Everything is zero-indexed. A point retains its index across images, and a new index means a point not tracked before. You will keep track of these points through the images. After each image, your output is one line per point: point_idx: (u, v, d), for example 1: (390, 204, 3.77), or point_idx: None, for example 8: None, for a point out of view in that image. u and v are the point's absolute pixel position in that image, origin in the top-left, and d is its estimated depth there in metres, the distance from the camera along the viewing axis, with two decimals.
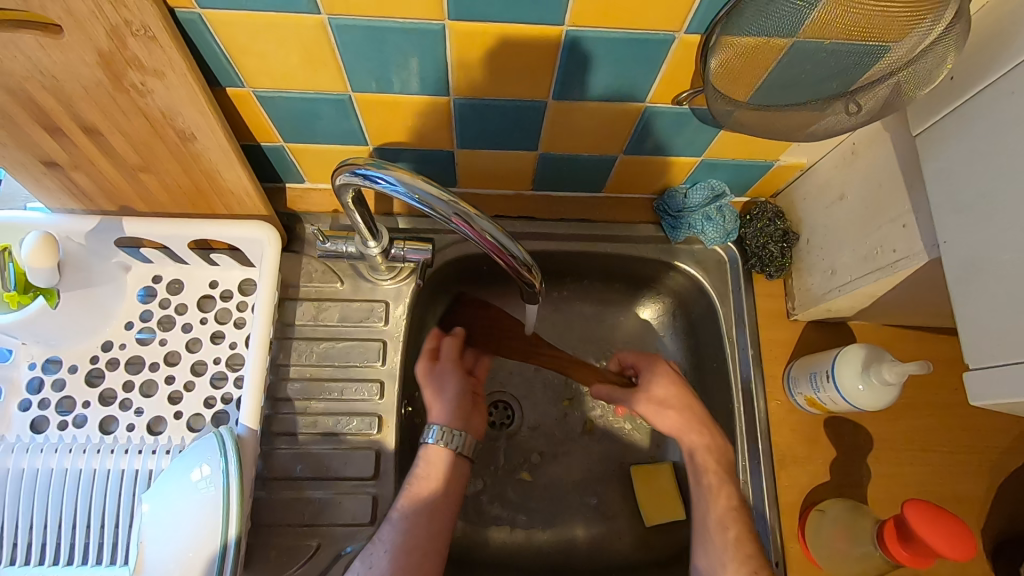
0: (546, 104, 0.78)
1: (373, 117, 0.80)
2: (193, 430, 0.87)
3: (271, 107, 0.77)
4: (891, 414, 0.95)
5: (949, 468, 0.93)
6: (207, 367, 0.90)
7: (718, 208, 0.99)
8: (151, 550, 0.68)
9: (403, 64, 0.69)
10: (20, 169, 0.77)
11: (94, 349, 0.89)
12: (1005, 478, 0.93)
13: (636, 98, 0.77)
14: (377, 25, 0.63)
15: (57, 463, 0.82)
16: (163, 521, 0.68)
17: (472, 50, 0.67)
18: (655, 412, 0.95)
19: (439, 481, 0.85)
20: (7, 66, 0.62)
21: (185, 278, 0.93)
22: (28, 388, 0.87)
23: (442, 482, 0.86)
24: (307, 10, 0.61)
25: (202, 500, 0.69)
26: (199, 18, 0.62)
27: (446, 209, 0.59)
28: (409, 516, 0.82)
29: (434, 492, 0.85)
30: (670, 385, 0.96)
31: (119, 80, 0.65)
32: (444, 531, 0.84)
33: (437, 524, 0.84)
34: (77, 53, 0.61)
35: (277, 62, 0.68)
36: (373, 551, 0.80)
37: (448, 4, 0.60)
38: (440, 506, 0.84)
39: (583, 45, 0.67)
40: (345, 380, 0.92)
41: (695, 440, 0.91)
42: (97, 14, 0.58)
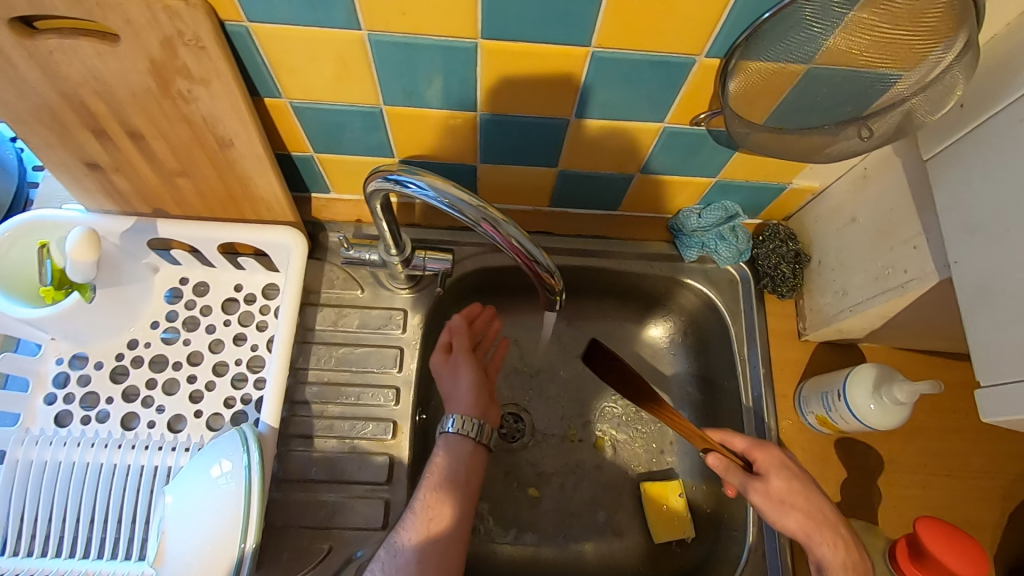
0: (569, 122, 0.81)
1: (401, 130, 0.83)
2: (212, 430, 0.88)
3: (305, 117, 0.80)
4: (902, 436, 0.96)
5: (961, 492, 0.93)
6: (229, 367, 0.92)
7: (731, 228, 1.01)
8: (173, 542, 0.69)
9: (435, 80, 0.73)
10: (63, 170, 0.81)
11: (120, 346, 0.91)
12: (1017, 504, 0.93)
13: (656, 118, 0.80)
14: (413, 42, 0.67)
15: (78, 457, 0.84)
16: (189, 511, 0.69)
17: (502, 68, 0.71)
18: (776, 512, 0.82)
19: (458, 468, 0.85)
20: (65, 71, 0.66)
21: (211, 281, 0.96)
22: (54, 381, 0.89)
23: (466, 469, 0.86)
24: (348, 26, 0.65)
25: (226, 492, 0.70)
26: (246, 32, 0.65)
27: (475, 212, 0.62)
28: (432, 505, 0.82)
29: (457, 480, 0.84)
30: (787, 477, 0.83)
31: (167, 87, 0.68)
32: (465, 520, 0.83)
33: (462, 513, 0.83)
34: (131, 61, 0.65)
35: (316, 74, 0.72)
36: (397, 539, 0.79)
37: (482, 23, 0.64)
38: (461, 494, 0.84)
39: (608, 66, 0.70)
40: (362, 385, 0.94)
41: (824, 552, 0.80)
42: (154, 25, 0.61)
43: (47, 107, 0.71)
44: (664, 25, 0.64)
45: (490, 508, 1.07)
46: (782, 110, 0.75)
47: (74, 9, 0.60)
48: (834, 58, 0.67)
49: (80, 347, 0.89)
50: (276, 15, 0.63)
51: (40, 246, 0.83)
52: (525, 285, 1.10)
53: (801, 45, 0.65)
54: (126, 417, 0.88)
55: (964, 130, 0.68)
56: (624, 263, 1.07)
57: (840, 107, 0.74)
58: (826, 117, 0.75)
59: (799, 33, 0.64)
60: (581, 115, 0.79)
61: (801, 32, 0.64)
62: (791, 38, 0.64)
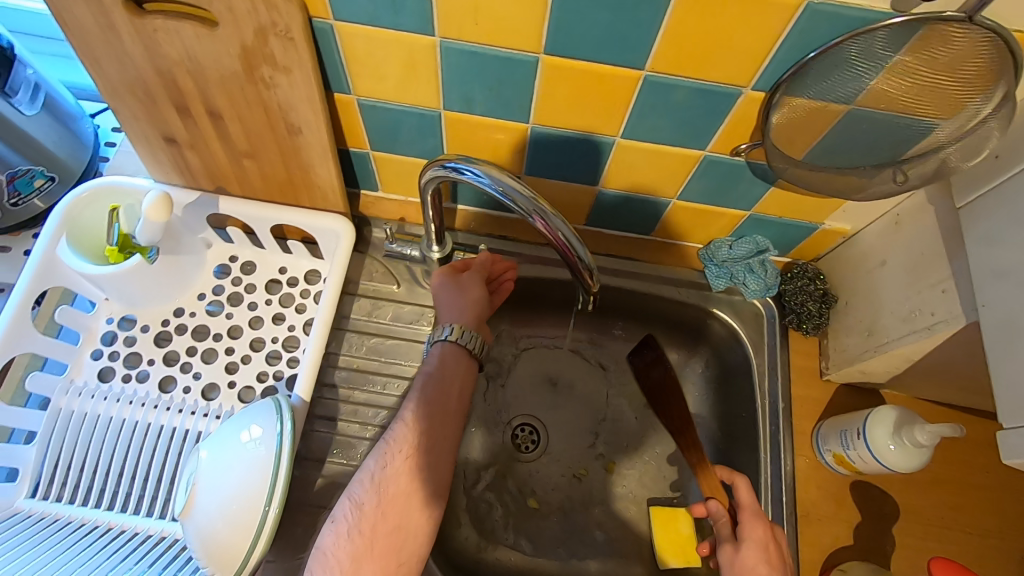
0: (614, 142, 0.85)
1: (455, 135, 0.88)
2: (243, 401, 0.92)
3: (369, 115, 0.86)
4: (920, 486, 0.95)
5: (978, 550, 0.92)
6: (265, 344, 0.96)
7: (761, 262, 1.03)
8: (202, 498, 0.69)
9: (494, 89, 0.78)
10: (142, 142, 0.88)
11: (167, 313, 0.96)
12: None
13: (697, 146, 0.83)
14: (480, 51, 0.72)
15: (116, 412, 0.89)
16: (220, 468, 0.70)
17: (558, 83, 0.76)
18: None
19: (446, 378, 0.86)
20: (165, 49, 0.73)
21: (258, 261, 1.01)
22: (102, 339, 0.94)
23: (458, 381, 0.87)
24: (424, 32, 0.70)
25: (256, 454, 0.71)
26: (330, 29, 0.71)
27: (529, 202, 0.67)
28: (422, 416, 0.82)
29: (448, 388, 0.85)
30: (761, 551, 0.83)
31: (252, 73, 0.75)
32: (452, 435, 0.83)
33: (449, 426, 0.84)
34: (225, 45, 0.71)
35: (386, 74, 0.78)
36: (386, 450, 0.79)
37: (546, 39, 0.69)
38: (449, 408, 0.84)
39: (658, 91, 0.75)
40: (388, 375, 0.97)
41: None
42: (251, 14, 0.68)
43: (141, 81, 0.78)
44: (716, 56, 0.68)
45: (497, 515, 1.08)
46: (821, 148, 0.78)
47: None
48: (873, 100, 0.70)
49: (131, 309, 0.94)
50: (360, 15, 0.69)
51: (111, 209, 0.89)
52: (553, 299, 1.13)
53: (844, 86, 0.69)
54: (164, 380, 0.93)
55: (996, 180, 0.71)
56: (652, 287, 1.10)
57: (877, 149, 0.77)
58: (863, 158, 0.78)
59: (843, 75, 0.67)
60: (626, 136, 0.83)
61: (843, 74, 0.67)
62: (834, 78, 0.68)
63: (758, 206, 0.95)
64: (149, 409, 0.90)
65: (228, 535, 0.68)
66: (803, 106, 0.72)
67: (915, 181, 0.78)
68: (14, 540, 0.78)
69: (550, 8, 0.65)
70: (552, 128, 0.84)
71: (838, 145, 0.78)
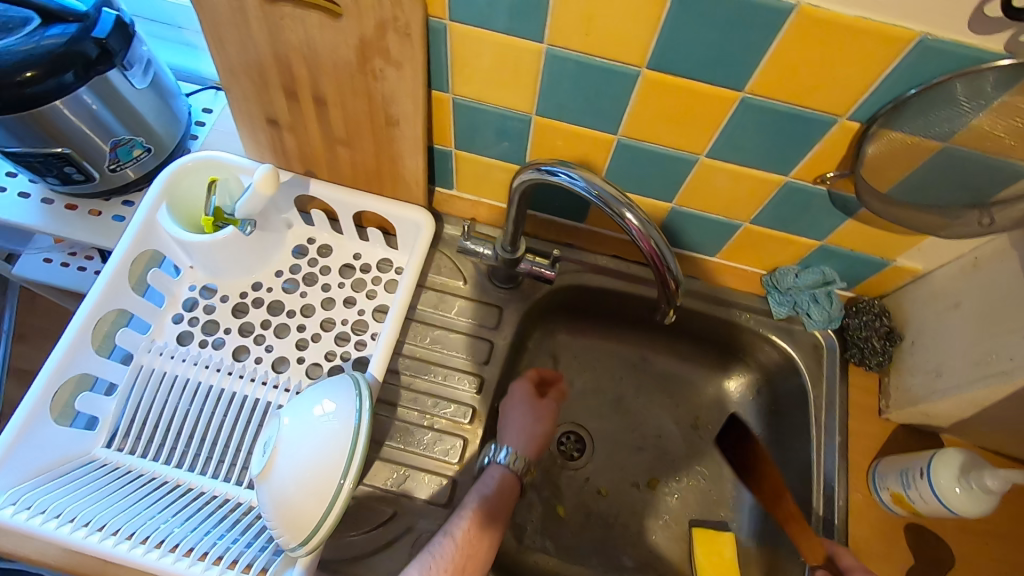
0: (698, 161, 0.87)
1: (541, 141, 0.91)
2: (310, 377, 0.95)
3: (461, 114, 0.89)
4: (976, 535, 0.93)
5: None
6: (335, 325, 0.99)
7: (827, 293, 1.03)
8: (281, 459, 0.72)
9: (589, 99, 0.81)
10: (245, 121, 0.92)
11: (246, 286, 1.00)
12: None
13: (780, 171, 0.85)
14: (584, 61, 0.75)
15: (192, 375, 0.92)
16: (300, 433, 0.73)
17: (654, 98, 0.78)
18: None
19: (496, 501, 0.85)
20: (288, 35, 0.77)
21: (335, 245, 1.04)
22: (183, 304, 0.98)
23: (506, 505, 0.86)
24: (533, 38, 0.74)
25: (335, 424, 0.73)
26: (445, 29, 0.75)
27: (621, 207, 0.69)
28: (468, 536, 0.80)
29: (498, 513, 0.84)
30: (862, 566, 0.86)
31: (365, 64, 0.79)
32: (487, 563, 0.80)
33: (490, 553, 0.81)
34: (344, 36, 0.76)
35: (489, 77, 0.81)
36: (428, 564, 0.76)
37: (651, 54, 0.72)
38: (494, 533, 0.82)
39: (752, 114, 0.76)
40: (450, 367, 0.99)
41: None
42: (375, 10, 0.72)
43: (258, 63, 0.83)
44: (817, 84, 0.70)
45: (538, 518, 1.08)
46: (908, 185, 0.79)
47: None
48: (969, 138, 0.71)
49: (214, 278, 0.98)
50: (476, 18, 0.73)
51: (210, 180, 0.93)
52: (610, 311, 1.15)
53: (938, 124, 0.70)
54: (238, 349, 0.96)
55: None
56: (712, 309, 1.10)
57: (965, 189, 0.78)
58: (951, 196, 0.79)
59: (939, 114, 0.69)
60: (711, 155, 0.85)
61: (938, 113, 0.69)
62: (928, 117, 0.70)
63: (832, 238, 0.96)
64: (222, 376, 0.93)
65: (303, 498, 0.70)
66: (895, 141, 0.74)
67: (1000, 225, 0.78)
68: (92, 487, 0.81)
69: (662, 25, 0.67)
70: (639, 141, 0.86)
71: (926, 183, 0.79)
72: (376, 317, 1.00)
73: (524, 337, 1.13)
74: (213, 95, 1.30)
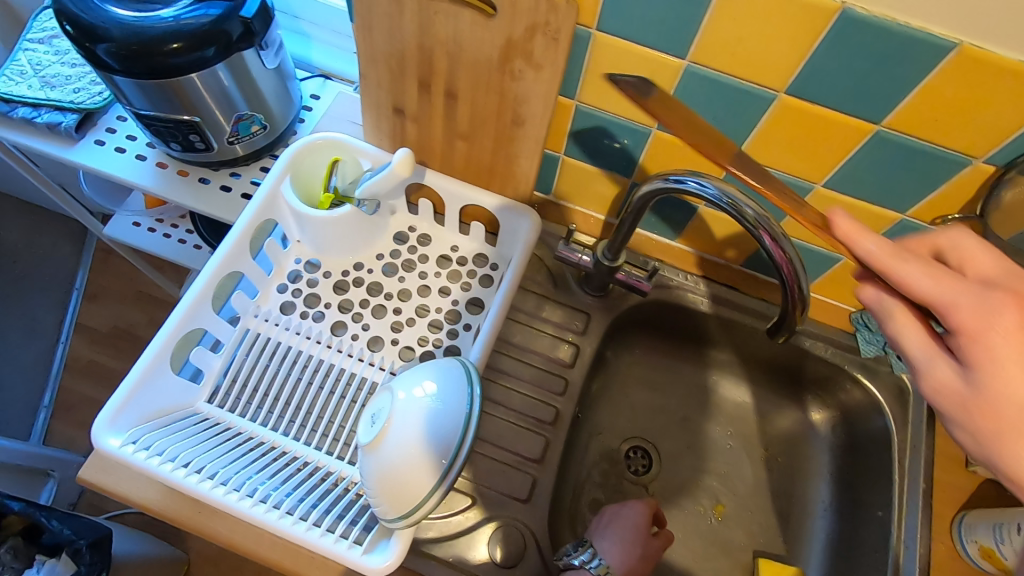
0: (813, 190, 0.87)
1: (656, 155, 0.93)
2: (403, 359, 0.98)
3: (580, 120, 0.91)
4: None
5: None
6: (430, 312, 1.01)
7: None
8: (395, 426, 0.74)
9: (717, 117, 0.82)
10: (373, 107, 0.96)
11: (348, 265, 1.03)
12: None
13: (897, 207, 0.85)
14: (722, 81, 0.77)
15: (293, 344, 0.96)
16: (412, 408, 0.75)
17: (785, 123, 0.79)
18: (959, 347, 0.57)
19: None
20: (436, 30, 0.81)
21: (435, 236, 1.07)
22: (288, 275, 1.01)
23: None
24: (676, 54, 0.76)
25: (445, 401, 0.74)
26: (589, 37, 0.78)
27: (760, 219, 0.73)
28: None
29: None
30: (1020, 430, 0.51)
31: (505, 64, 0.82)
32: None
33: None
34: (492, 35, 0.79)
35: (621, 88, 0.84)
36: None
37: (794, 79, 0.73)
38: None
39: (884, 148, 0.77)
40: (536, 367, 1.01)
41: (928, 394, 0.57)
42: (529, 13, 0.75)
43: (400, 54, 0.87)
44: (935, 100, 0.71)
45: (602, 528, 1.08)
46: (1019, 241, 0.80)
47: None
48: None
49: (320, 254, 1.02)
50: (623, 30, 0.75)
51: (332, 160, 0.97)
52: (691, 332, 1.15)
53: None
54: (336, 325, 0.99)
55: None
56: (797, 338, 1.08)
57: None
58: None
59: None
60: (829, 185, 0.85)
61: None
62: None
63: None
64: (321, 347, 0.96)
65: (412, 470, 0.72)
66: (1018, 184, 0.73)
67: None
68: (197, 437, 0.84)
69: (812, 52, 0.69)
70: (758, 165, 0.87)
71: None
72: (469, 309, 1.02)
73: (605, 347, 1.14)
74: (321, 82, 1.33)
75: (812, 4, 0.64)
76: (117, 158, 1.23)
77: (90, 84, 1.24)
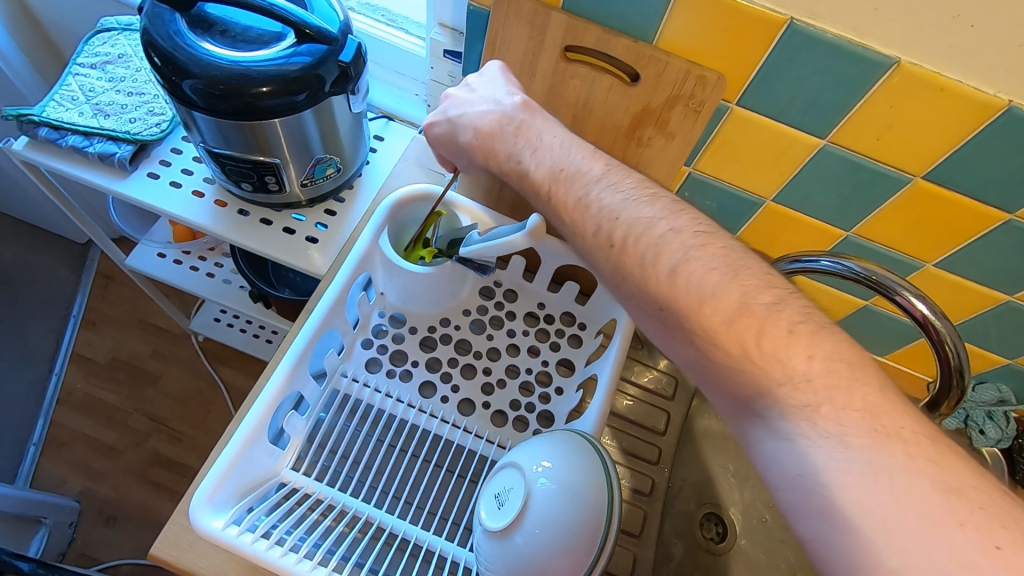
0: (923, 267, 0.89)
1: (762, 223, 0.93)
2: (496, 424, 0.92)
3: (691, 184, 0.91)
4: None
5: None
6: (520, 372, 0.96)
7: (1003, 413, 1.03)
8: (531, 509, 0.69)
9: (841, 193, 0.82)
10: None
11: (434, 320, 0.98)
12: None
13: (1005, 289, 0.87)
14: (858, 161, 0.77)
15: (382, 406, 0.89)
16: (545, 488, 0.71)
17: (912, 204, 0.80)
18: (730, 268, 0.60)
19: None
20: (568, 92, 0.80)
21: (521, 291, 1.01)
22: (372, 330, 0.95)
23: None
24: (816, 133, 0.75)
25: (580, 480, 0.70)
26: (727, 111, 0.77)
27: (908, 294, 0.71)
28: None
29: None
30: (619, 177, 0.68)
31: (635, 130, 0.81)
32: None
33: None
34: (629, 102, 0.78)
35: (746, 160, 0.83)
36: None
37: (936, 166, 0.73)
38: None
39: (1009, 236, 0.78)
40: (629, 434, 0.98)
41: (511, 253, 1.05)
42: (674, 85, 0.74)
43: None
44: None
45: None
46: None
47: (627, 54, 0.73)
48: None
49: (407, 309, 0.97)
50: (768, 107, 0.74)
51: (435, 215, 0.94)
52: None
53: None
54: (425, 385, 0.93)
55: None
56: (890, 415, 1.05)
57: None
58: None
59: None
60: (941, 263, 0.87)
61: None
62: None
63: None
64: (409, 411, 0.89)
65: (554, 558, 0.67)
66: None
67: None
68: (290, 513, 0.76)
69: (964, 145, 0.70)
70: (872, 241, 0.88)
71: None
72: (559, 370, 0.97)
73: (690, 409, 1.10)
74: (384, 123, 1.32)
75: (977, 99, 0.64)
76: (171, 192, 1.16)
77: (145, 114, 1.17)
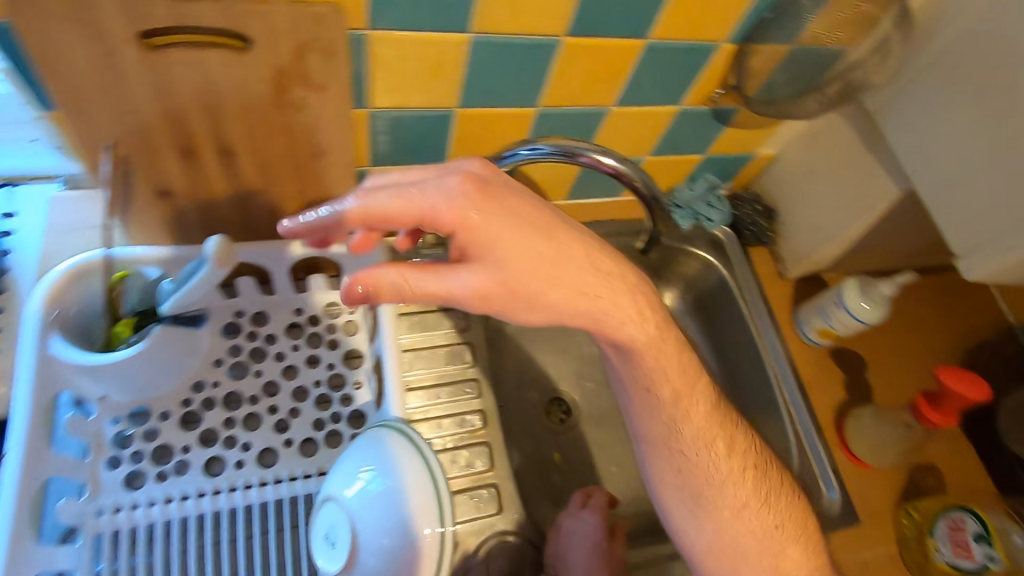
0: (607, 112, 0.95)
1: (465, 131, 0.91)
2: (308, 455, 0.84)
3: (378, 126, 0.84)
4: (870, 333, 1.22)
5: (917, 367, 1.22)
6: (309, 390, 0.88)
7: (717, 195, 1.20)
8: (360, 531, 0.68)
9: (511, 79, 0.83)
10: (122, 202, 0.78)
11: (184, 391, 0.83)
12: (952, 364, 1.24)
13: (673, 101, 0.97)
14: (507, 41, 0.77)
15: (170, 513, 0.77)
16: (371, 497, 0.69)
17: (570, 63, 0.83)
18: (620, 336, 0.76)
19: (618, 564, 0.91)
20: (180, 86, 0.67)
21: (269, 308, 0.89)
22: (112, 442, 0.79)
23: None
24: (459, 28, 0.73)
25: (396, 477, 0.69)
26: (362, 37, 0.70)
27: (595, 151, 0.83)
28: None
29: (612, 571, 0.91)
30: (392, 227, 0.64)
31: (283, 98, 0.71)
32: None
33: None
34: (254, 70, 0.67)
35: (414, 80, 0.78)
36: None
37: (569, 21, 0.76)
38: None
39: (656, 57, 0.87)
40: (445, 384, 0.97)
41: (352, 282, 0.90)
42: (287, 33, 0.65)
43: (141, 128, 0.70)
44: None
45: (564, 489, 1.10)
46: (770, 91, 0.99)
47: (211, 18, 0.62)
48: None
49: (139, 401, 0.80)
50: (397, 20, 0.69)
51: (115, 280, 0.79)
52: None
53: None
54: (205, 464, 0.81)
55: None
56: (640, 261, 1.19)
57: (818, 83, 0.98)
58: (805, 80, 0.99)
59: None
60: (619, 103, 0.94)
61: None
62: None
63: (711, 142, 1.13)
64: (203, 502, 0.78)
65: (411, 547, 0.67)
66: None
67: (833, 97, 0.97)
68: None
69: None
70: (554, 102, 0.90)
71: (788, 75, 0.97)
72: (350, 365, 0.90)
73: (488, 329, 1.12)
74: None
75: None
76: None
77: None
